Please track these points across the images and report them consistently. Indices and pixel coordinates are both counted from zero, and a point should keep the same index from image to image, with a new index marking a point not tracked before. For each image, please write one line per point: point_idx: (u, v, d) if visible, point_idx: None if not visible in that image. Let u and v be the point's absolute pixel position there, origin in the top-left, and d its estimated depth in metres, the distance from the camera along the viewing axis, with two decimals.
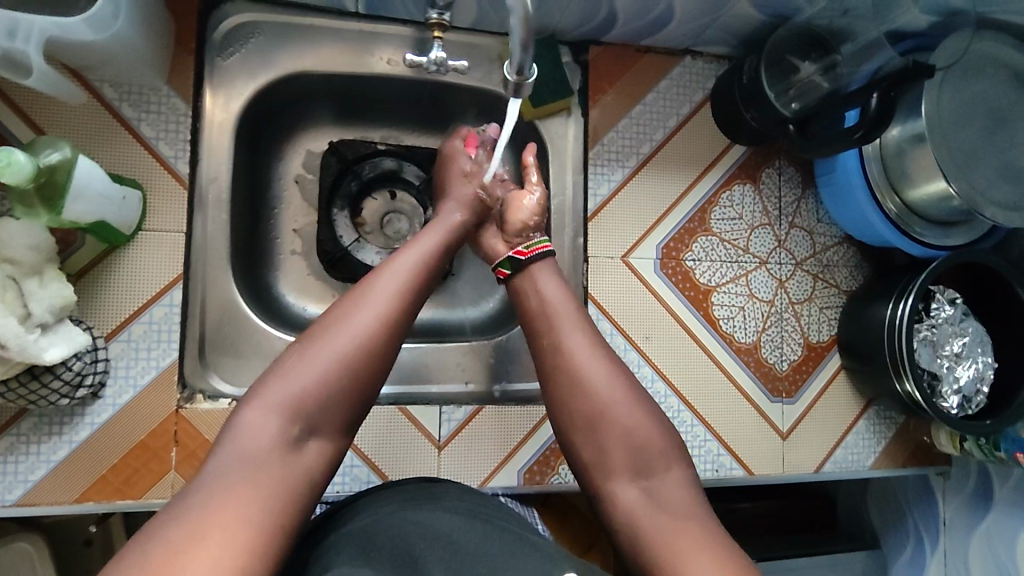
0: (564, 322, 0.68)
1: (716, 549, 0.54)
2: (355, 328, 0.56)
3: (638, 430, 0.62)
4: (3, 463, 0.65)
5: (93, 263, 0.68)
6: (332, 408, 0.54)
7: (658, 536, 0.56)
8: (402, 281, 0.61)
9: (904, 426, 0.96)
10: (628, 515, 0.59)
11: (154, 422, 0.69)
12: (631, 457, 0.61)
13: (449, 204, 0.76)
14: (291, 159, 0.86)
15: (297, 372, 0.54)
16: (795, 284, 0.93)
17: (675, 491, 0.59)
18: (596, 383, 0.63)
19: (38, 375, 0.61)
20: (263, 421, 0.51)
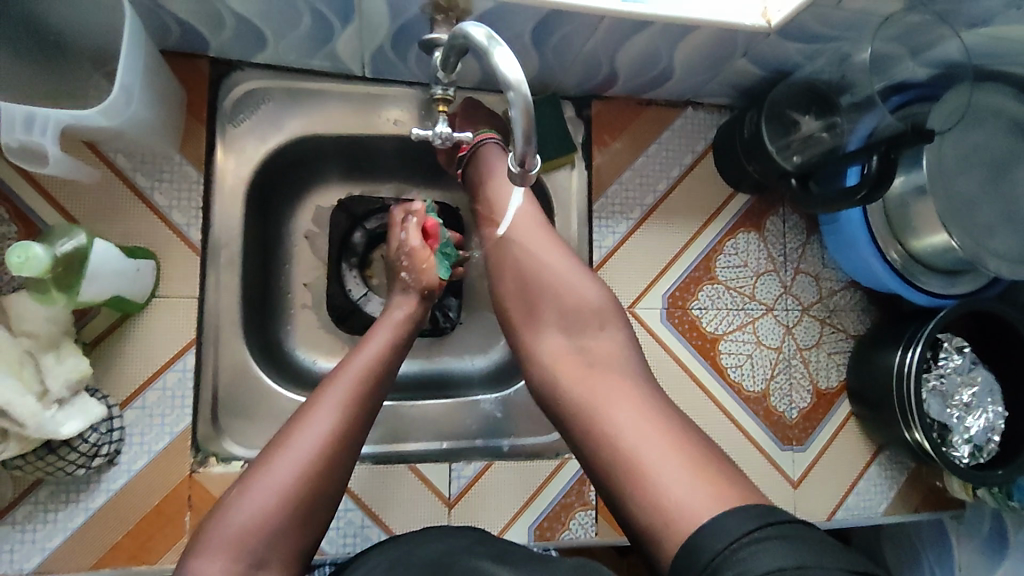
0: (518, 228, 0.72)
1: (644, 407, 0.60)
2: (295, 457, 0.56)
3: (571, 295, 0.68)
4: (22, 531, 0.66)
5: (108, 332, 0.69)
6: (278, 541, 0.54)
7: (581, 388, 0.63)
8: (346, 397, 0.60)
9: (916, 471, 0.96)
10: (555, 366, 0.66)
11: (169, 487, 0.70)
12: (562, 318, 0.67)
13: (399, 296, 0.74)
14: (300, 216, 0.88)
15: (237, 512, 0.54)
16: (802, 330, 0.94)
17: (613, 362, 0.64)
18: (538, 258, 0.70)
19: (55, 448, 0.62)
20: (209, 566, 0.51)
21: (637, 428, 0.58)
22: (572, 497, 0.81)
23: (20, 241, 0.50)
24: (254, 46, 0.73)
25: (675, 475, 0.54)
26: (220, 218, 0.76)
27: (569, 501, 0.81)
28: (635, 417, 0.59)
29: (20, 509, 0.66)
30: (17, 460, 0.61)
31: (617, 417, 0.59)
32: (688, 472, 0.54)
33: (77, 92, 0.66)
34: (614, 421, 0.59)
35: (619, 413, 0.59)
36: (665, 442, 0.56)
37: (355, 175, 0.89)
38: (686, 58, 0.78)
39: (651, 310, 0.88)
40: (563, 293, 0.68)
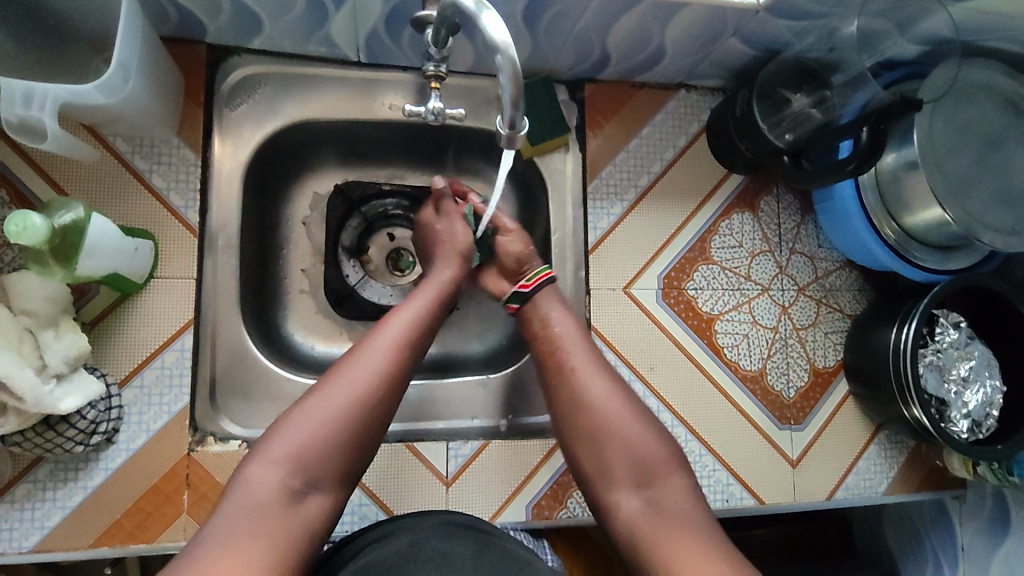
0: (583, 369, 0.71)
1: (715, 554, 0.57)
2: (352, 384, 0.62)
3: (640, 443, 0.66)
4: (20, 510, 0.66)
5: (106, 312, 0.70)
6: (330, 459, 0.60)
7: (655, 544, 0.60)
8: (398, 339, 0.67)
9: (916, 450, 0.95)
10: (630, 523, 0.63)
11: (167, 466, 0.70)
12: (631, 468, 0.65)
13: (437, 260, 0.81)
14: (297, 202, 0.89)
15: (295, 430, 0.59)
16: (798, 310, 0.94)
17: (675, 498, 0.63)
18: (605, 401, 0.69)
19: (53, 424, 0.63)
20: (267, 476, 0.57)
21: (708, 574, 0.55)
22: (569, 476, 0.81)
23: (19, 210, 0.51)
24: (250, 31, 0.74)
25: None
26: (218, 201, 0.77)
27: (567, 480, 0.81)
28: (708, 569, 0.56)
29: (19, 488, 0.67)
30: (17, 436, 0.62)
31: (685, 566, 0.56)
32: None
33: (74, 73, 0.67)
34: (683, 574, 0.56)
35: (687, 561, 0.57)
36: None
37: (352, 160, 0.90)
38: (677, 38, 0.79)
39: (647, 290, 0.89)
40: (633, 439, 0.67)
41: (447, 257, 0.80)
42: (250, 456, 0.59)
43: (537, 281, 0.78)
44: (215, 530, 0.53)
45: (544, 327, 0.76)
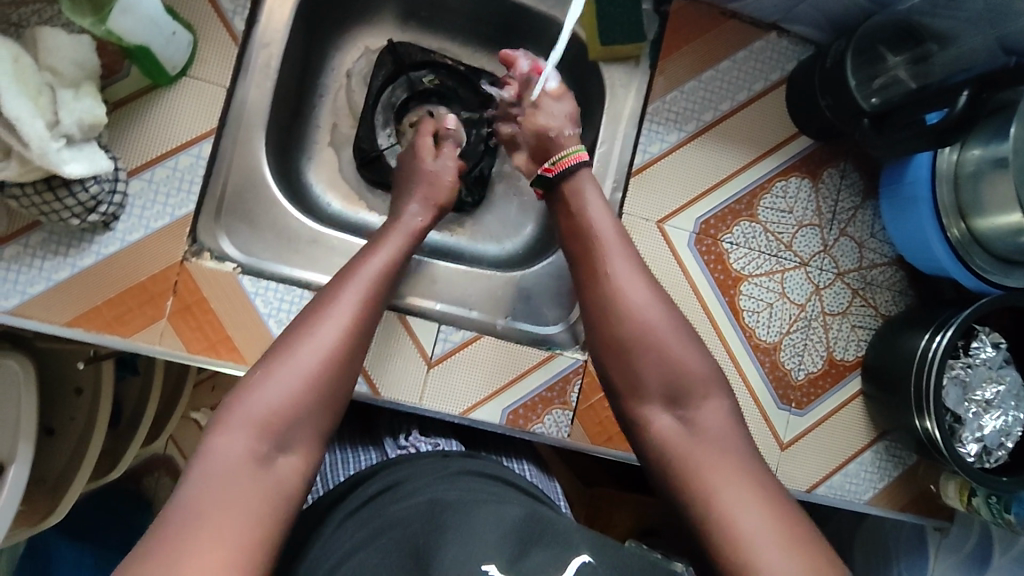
0: (621, 271, 0.62)
1: (756, 481, 0.53)
2: (319, 343, 0.54)
3: (680, 359, 0.58)
4: (6, 269, 0.65)
5: (130, 98, 0.67)
6: (303, 424, 0.51)
7: (693, 467, 0.54)
8: (365, 291, 0.59)
9: (913, 470, 0.90)
10: (662, 441, 0.57)
11: (157, 268, 0.68)
12: (665, 385, 0.58)
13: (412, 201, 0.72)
14: (348, 51, 0.86)
15: (265, 391, 0.51)
16: (830, 295, 0.88)
17: (714, 418, 0.57)
18: (639, 309, 0.60)
19: (54, 187, 0.61)
20: (232, 449, 0.48)
21: (753, 514, 0.50)
22: (553, 393, 0.79)
23: None
24: None
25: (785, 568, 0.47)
26: (268, 17, 0.73)
27: (550, 396, 0.79)
28: (753, 507, 0.51)
29: (9, 248, 0.65)
30: (16, 189, 0.60)
31: (729, 500, 0.51)
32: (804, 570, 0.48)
33: None
34: (726, 504, 0.51)
35: (732, 491, 0.52)
36: (787, 542, 0.49)
37: (411, 24, 0.87)
38: None
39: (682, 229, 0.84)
40: (675, 354, 0.59)
41: (424, 203, 0.72)
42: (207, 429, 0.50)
43: (564, 164, 0.69)
44: (178, 508, 0.45)
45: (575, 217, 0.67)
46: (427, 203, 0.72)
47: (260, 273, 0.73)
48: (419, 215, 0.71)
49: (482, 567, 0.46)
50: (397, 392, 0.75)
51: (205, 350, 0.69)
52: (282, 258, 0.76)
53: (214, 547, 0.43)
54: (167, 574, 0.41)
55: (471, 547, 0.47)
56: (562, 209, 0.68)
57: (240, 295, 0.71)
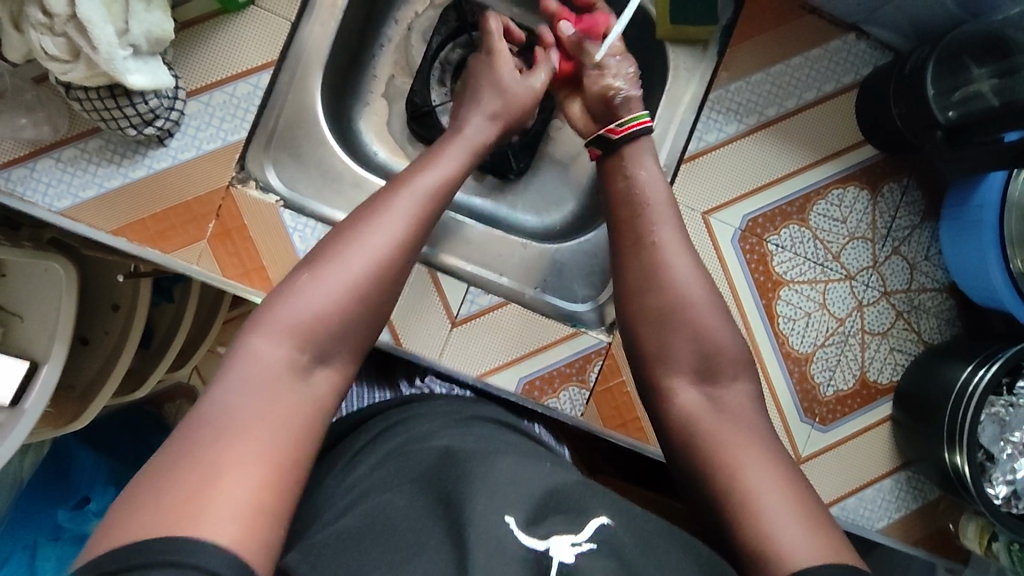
0: (665, 237, 0.61)
1: (778, 461, 0.52)
2: (367, 255, 0.55)
3: (715, 334, 0.58)
4: (62, 171, 0.67)
5: (199, 19, 0.69)
6: (342, 337, 0.52)
7: (721, 443, 0.53)
8: (419, 205, 0.59)
9: (932, 505, 0.87)
10: (689, 416, 0.56)
11: (204, 190, 0.70)
12: (699, 358, 0.57)
13: (477, 117, 0.71)
14: (413, 4, 0.85)
15: (308, 299, 0.52)
16: (873, 312, 0.85)
17: (739, 403, 0.56)
18: (682, 280, 0.59)
19: (116, 95, 0.62)
20: (272, 352, 0.49)
21: (776, 491, 0.49)
22: (572, 369, 0.78)
23: None
24: None
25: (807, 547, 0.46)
26: None
27: (568, 372, 0.78)
28: (776, 485, 0.50)
29: (67, 150, 0.67)
30: (81, 92, 0.62)
31: (751, 481, 0.50)
32: (822, 549, 0.46)
33: None
34: (748, 480, 0.50)
35: (753, 470, 0.51)
36: (806, 523, 0.48)
37: None
38: None
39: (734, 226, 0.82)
40: (711, 330, 0.58)
41: (489, 118, 0.71)
42: (247, 328, 0.51)
43: (629, 128, 0.69)
44: (217, 411, 0.45)
45: (625, 182, 0.66)
46: (492, 118, 0.72)
47: (302, 210, 0.74)
48: (481, 132, 0.70)
49: (504, 519, 0.45)
50: (418, 346, 0.76)
51: (239, 277, 0.70)
52: (323, 198, 0.76)
53: (250, 455, 0.44)
54: (204, 474, 0.42)
55: (497, 496, 0.47)
56: (610, 175, 0.68)
57: (278, 228, 0.72)
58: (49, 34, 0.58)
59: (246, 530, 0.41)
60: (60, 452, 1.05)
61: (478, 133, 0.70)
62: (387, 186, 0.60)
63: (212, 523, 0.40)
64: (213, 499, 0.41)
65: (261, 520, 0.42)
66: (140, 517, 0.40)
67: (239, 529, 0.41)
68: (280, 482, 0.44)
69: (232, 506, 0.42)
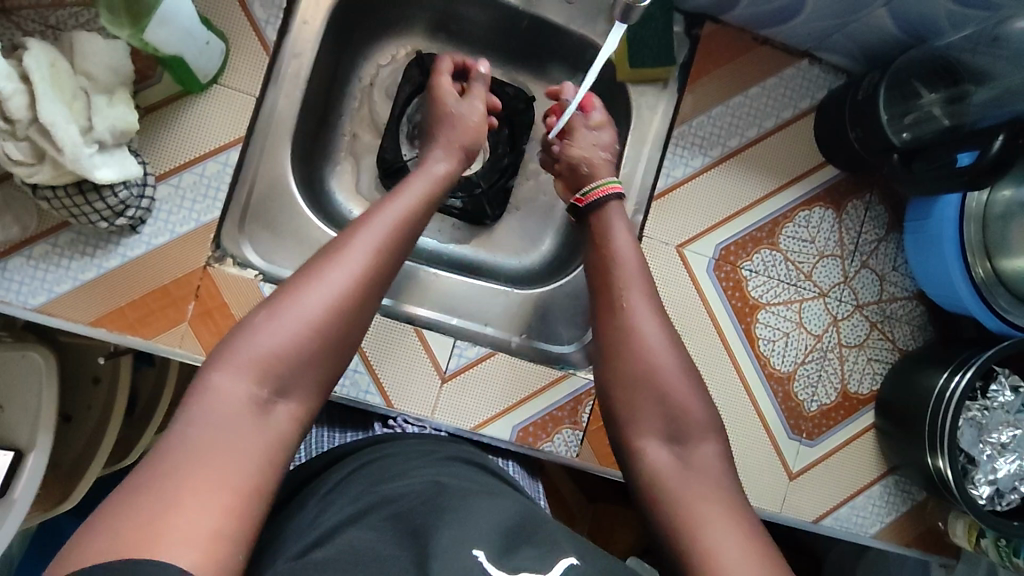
0: (637, 301, 0.63)
1: (738, 520, 0.53)
2: (329, 287, 0.53)
3: (683, 399, 0.60)
4: (35, 267, 0.66)
5: (164, 102, 0.68)
6: (304, 370, 0.51)
7: (684, 501, 0.55)
8: (383, 238, 0.58)
9: (921, 505, 0.90)
10: (659, 477, 0.57)
11: (180, 272, 0.69)
12: (666, 422, 0.59)
13: (436, 151, 0.72)
14: (375, 61, 0.86)
15: (266, 335, 0.51)
16: (848, 326, 0.88)
17: (708, 461, 0.58)
18: (650, 345, 0.61)
19: (85, 191, 0.61)
20: (232, 390, 0.48)
21: (734, 544, 0.51)
22: (563, 412, 0.79)
23: None
24: None
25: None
26: (299, 29, 0.74)
27: (560, 415, 0.79)
28: (730, 539, 0.51)
29: (37, 246, 0.66)
30: (48, 192, 0.61)
31: (713, 531, 0.52)
32: None
33: None
34: (709, 540, 0.51)
35: (717, 532, 0.52)
36: None
37: (440, 36, 0.87)
38: None
39: (706, 262, 0.84)
40: (677, 395, 0.60)
41: (447, 146, 0.72)
42: (209, 363, 0.50)
43: (595, 195, 0.72)
44: (178, 436, 0.45)
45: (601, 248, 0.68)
46: (450, 147, 0.72)
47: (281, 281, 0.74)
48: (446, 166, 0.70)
49: (472, 552, 0.46)
50: (409, 404, 0.76)
51: None
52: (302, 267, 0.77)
53: (211, 487, 0.43)
54: (162, 505, 0.41)
55: (465, 532, 0.47)
56: (590, 243, 0.70)
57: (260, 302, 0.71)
58: (10, 139, 0.57)
59: (206, 556, 0.41)
60: (50, 531, 1.02)
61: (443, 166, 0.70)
62: (354, 221, 0.59)
63: (171, 548, 0.40)
64: (170, 524, 0.41)
65: (221, 542, 0.42)
66: (98, 539, 0.39)
67: (200, 555, 0.40)
68: (242, 503, 0.44)
69: (192, 528, 0.41)
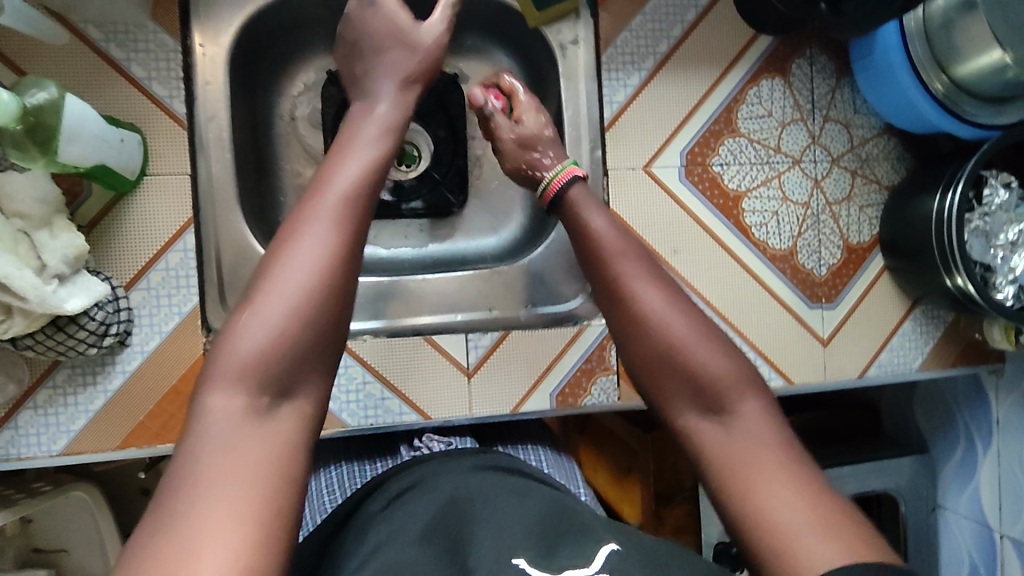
0: (632, 276, 0.57)
1: (800, 478, 0.47)
2: (299, 261, 0.45)
3: (708, 360, 0.52)
4: (45, 414, 0.66)
5: (103, 213, 0.67)
6: (298, 358, 0.44)
7: (733, 467, 0.49)
8: (345, 193, 0.48)
9: (954, 325, 0.91)
10: (702, 448, 0.51)
11: (183, 367, 0.69)
12: (695, 390, 0.52)
13: (380, 77, 0.60)
14: (289, 93, 0.84)
15: (247, 333, 0.43)
16: (831, 182, 0.88)
17: (754, 419, 0.51)
18: (659, 315, 0.55)
19: (63, 326, 0.61)
20: (224, 405, 0.42)
21: (791, 504, 0.45)
22: (593, 364, 0.79)
23: None
24: None
25: (807, 528, 0.44)
26: (205, 91, 0.73)
27: (591, 367, 0.79)
28: (785, 497, 0.46)
29: (39, 394, 0.66)
30: (28, 340, 0.61)
31: (768, 497, 0.46)
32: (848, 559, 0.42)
33: None
34: (761, 500, 0.46)
35: (771, 491, 0.46)
36: (832, 534, 0.43)
37: None
38: None
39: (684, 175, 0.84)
40: (699, 358, 0.53)
41: (393, 74, 0.60)
42: (201, 382, 0.44)
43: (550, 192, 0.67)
44: (180, 467, 0.40)
45: (583, 231, 0.61)
46: (395, 77, 0.60)
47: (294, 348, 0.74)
48: (395, 109, 0.57)
49: (512, 561, 0.45)
50: (446, 409, 0.77)
51: None
52: None
53: (224, 521, 0.38)
54: (178, 550, 0.36)
55: (498, 542, 0.47)
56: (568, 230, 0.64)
57: None
58: None
59: None
60: None
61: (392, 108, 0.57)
62: (311, 181, 0.50)
63: None
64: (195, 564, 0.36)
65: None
66: None
67: None
68: (262, 533, 0.38)
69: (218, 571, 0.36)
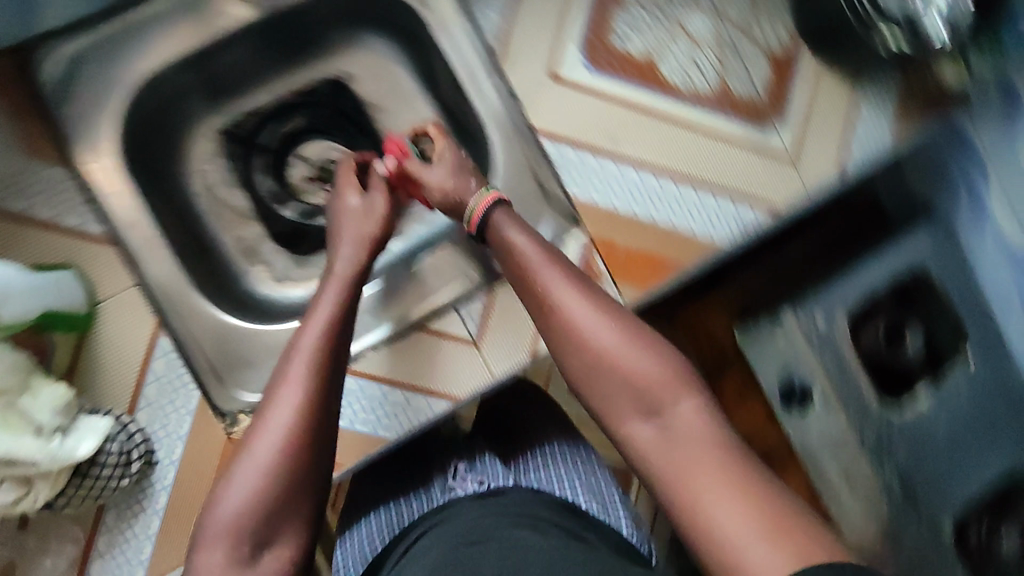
0: (555, 285, 0.51)
1: (745, 485, 0.42)
2: (267, 452, 0.48)
3: (637, 367, 0.47)
4: (116, 556, 0.67)
5: (75, 358, 0.68)
6: (278, 515, 0.47)
7: (671, 486, 0.43)
8: (314, 366, 0.51)
9: (909, 72, 0.84)
10: (642, 460, 0.46)
11: (217, 457, 0.69)
12: (633, 398, 0.46)
13: (343, 246, 0.63)
14: (196, 167, 0.83)
15: (224, 504, 0.47)
16: (732, 8, 0.86)
17: (693, 422, 0.45)
18: (588, 329, 0.48)
19: (83, 467, 0.62)
20: (212, 563, 0.46)
21: (729, 517, 0.41)
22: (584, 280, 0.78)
23: None
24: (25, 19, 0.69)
25: (744, 538, 0.40)
26: (109, 203, 0.73)
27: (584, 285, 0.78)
28: (721, 507, 0.41)
29: (102, 540, 0.67)
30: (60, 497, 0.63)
31: (714, 515, 0.41)
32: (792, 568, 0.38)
33: None
34: (705, 521, 0.41)
35: (716, 508, 0.41)
36: (776, 546, 0.39)
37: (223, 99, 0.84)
38: None
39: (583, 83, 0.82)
40: (635, 367, 0.47)
41: (353, 242, 0.63)
42: (193, 542, 0.48)
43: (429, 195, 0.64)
44: None
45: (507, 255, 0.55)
46: (358, 240, 0.63)
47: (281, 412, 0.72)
48: (350, 263, 0.61)
49: None
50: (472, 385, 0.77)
51: None
52: None
53: None
54: None
55: None
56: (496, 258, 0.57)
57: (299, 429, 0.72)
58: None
59: None
60: None
61: (350, 264, 0.61)
62: (285, 351, 0.53)
63: None
64: None
65: None
66: None
67: None
68: None
69: None
